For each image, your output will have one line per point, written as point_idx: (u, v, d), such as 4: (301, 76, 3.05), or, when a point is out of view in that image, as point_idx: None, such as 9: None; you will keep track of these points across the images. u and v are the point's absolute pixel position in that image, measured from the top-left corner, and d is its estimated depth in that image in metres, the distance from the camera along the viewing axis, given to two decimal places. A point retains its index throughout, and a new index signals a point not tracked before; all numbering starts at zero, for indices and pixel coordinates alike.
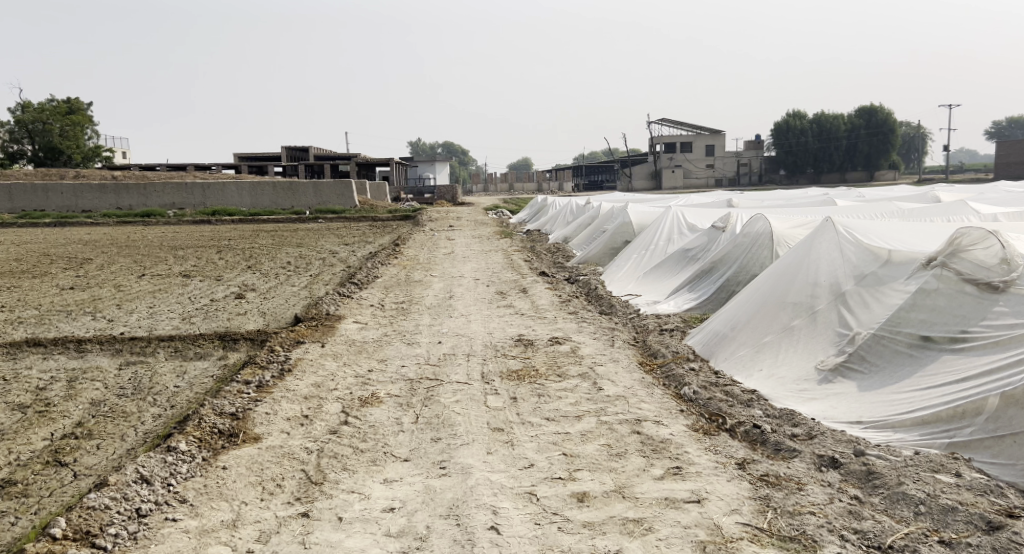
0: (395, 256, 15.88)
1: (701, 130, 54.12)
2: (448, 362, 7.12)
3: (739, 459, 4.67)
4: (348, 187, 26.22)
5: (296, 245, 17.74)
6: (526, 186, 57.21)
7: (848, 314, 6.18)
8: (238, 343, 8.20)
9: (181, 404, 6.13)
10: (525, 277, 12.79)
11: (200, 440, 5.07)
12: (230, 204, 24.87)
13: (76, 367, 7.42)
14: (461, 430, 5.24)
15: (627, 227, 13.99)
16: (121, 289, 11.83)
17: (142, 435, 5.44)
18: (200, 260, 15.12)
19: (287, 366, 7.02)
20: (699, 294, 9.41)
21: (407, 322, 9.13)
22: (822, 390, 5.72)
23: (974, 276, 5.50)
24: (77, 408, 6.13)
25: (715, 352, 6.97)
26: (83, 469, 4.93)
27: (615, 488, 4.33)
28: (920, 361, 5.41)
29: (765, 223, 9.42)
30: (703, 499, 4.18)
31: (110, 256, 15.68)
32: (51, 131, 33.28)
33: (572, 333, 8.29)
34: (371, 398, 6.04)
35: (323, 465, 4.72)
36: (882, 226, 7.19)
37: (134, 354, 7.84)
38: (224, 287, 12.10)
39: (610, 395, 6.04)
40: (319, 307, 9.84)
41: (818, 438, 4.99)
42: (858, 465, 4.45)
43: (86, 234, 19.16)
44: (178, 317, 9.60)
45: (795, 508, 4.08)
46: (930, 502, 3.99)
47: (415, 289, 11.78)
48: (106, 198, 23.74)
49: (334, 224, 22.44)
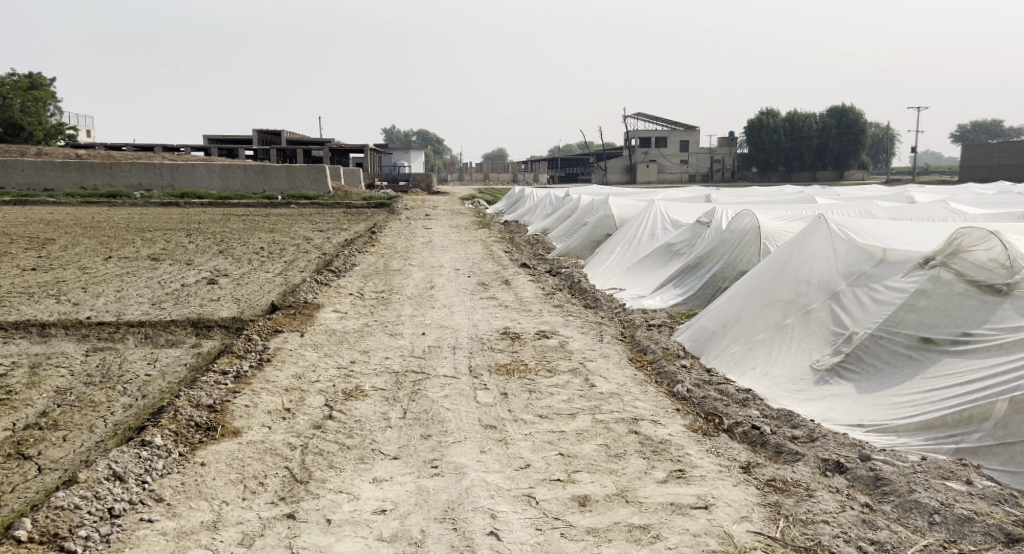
0: (372, 244, 15.58)
1: (676, 126, 54.34)
2: (433, 354, 6.90)
3: (743, 462, 4.51)
4: (322, 172, 25.83)
5: (268, 230, 17.36)
6: (501, 177, 57.05)
7: (844, 313, 6.04)
8: (212, 331, 7.91)
9: (153, 394, 5.83)
10: (506, 268, 12.59)
11: (176, 434, 4.79)
12: (200, 186, 24.33)
13: (39, 353, 7.08)
14: (451, 427, 5.03)
15: (609, 220, 13.82)
16: (87, 272, 11.43)
17: (112, 427, 5.16)
18: (169, 244, 14.70)
19: (265, 356, 6.75)
20: (686, 290, 9.26)
21: (387, 312, 8.87)
22: (820, 391, 5.58)
23: (976, 277, 5.35)
24: (42, 397, 5.82)
25: (706, 349, 6.81)
26: (49, 463, 4.65)
27: (617, 492, 4.14)
28: (921, 363, 5.27)
29: (752, 219, 9.28)
30: (711, 505, 4.02)
31: (74, 237, 15.20)
32: (11, 106, 32.29)
33: (559, 326, 8.11)
34: (356, 391, 5.80)
35: (307, 462, 4.48)
36: (875, 224, 7.05)
37: (102, 340, 7.52)
38: (194, 271, 11.75)
39: (603, 392, 5.85)
40: (296, 295, 9.55)
41: (820, 441, 4.83)
42: (865, 471, 4.31)
43: (49, 214, 18.58)
44: (146, 302, 9.26)
45: (808, 517, 3.93)
46: (945, 512, 3.87)
47: (394, 278, 11.52)
48: (70, 176, 23.06)
49: (307, 210, 22.03)
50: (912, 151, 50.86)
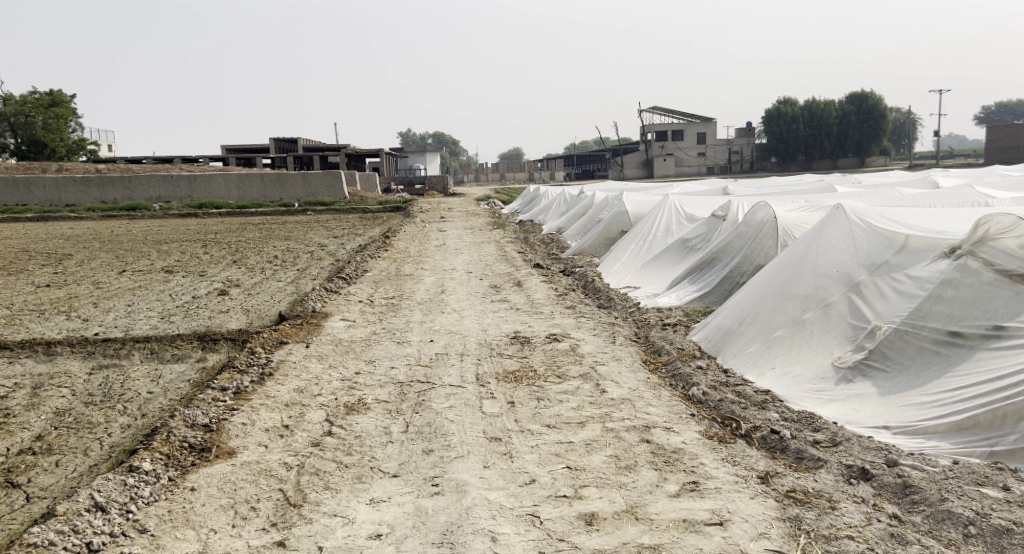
0: (385, 249, 15.42)
1: (692, 118, 53.88)
2: (440, 362, 6.69)
3: (762, 472, 4.25)
4: (337, 178, 25.64)
5: (283, 238, 17.24)
6: (517, 176, 56.90)
7: (865, 306, 5.74)
8: (218, 344, 7.75)
9: (152, 413, 5.66)
10: (519, 269, 12.36)
11: (168, 457, 4.62)
12: (218, 197, 24.28)
13: (43, 372, 6.94)
14: (455, 441, 4.81)
15: (623, 217, 13.54)
16: (100, 286, 11.34)
17: (107, 450, 4.99)
18: (184, 255, 14.62)
19: (268, 370, 6.56)
20: (702, 286, 8.98)
21: (396, 319, 8.68)
22: (842, 391, 5.31)
23: (1006, 267, 5.06)
24: (40, 419, 5.67)
25: (723, 348, 6.54)
26: (37, 491, 4.49)
27: (626, 508, 3.91)
28: (950, 360, 4.99)
29: (769, 211, 8.97)
30: (726, 521, 3.77)
31: (91, 251, 15.13)
32: (34, 123, 32.52)
33: (570, 329, 7.87)
34: (357, 404, 5.60)
35: (302, 484, 4.28)
36: (896, 211, 6.74)
37: (107, 357, 7.38)
38: (207, 283, 11.60)
39: (614, 399, 5.61)
40: (305, 304, 9.38)
41: (844, 445, 4.55)
42: (893, 477, 4.04)
43: (68, 229, 18.64)
44: (156, 316, 9.12)
45: (831, 532, 3.68)
46: (981, 523, 3.60)
47: (405, 283, 11.34)
48: (89, 191, 23.10)
49: (323, 217, 21.95)
50: (935, 133, 49.94)
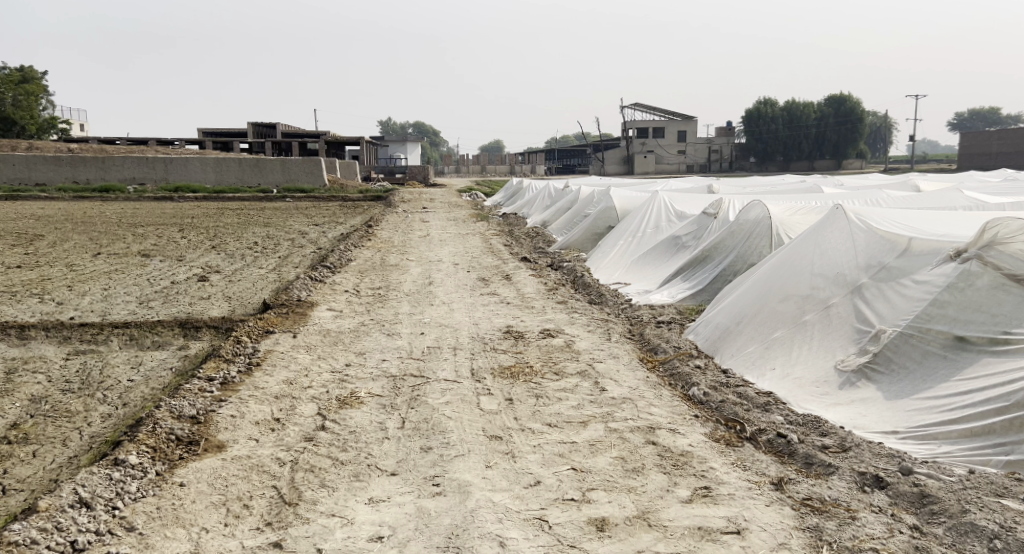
0: (368, 238, 15.17)
1: (673, 116, 53.99)
2: (432, 356, 6.51)
3: (774, 478, 4.15)
4: (317, 165, 25.27)
5: (263, 224, 16.90)
6: (499, 168, 56.53)
7: (868, 309, 5.62)
8: (200, 331, 7.50)
9: (134, 403, 5.43)
10: (507, 263, 12.19)
11: (154, 451, 4.42)
12: (194, 180, 23.80)
13: (16, 357, 6.67)
14: (454, 439, 4.64)
15: (611, 213, 13.40)
16: (74, 269, 11.00)
17: (87, 441, 4.77)
18: (160, 239, 14.26)
19: (255, 360, 6.35)
20: (695, 285, 8.85)
21: (384, 310, 8.48)
22: (846, 394, 5.20)
23: (1015, 272, 4.96)
24: (14, 406, 5.41)
25: (720, 348, 6.41)
26: (14, 483, 4.27)
27: (638, 514, 3.79)
28: (957, 364, 4.89)
29: (762, 209, 8.84)
30: (744, 530, 3.67)
31: (63, 233, 14.70)
32: (3, 100, 31.73)
33: (564, 325, 7.71)
34: (350, 398, 5.41)
35: (297, 481, 4.09)
36: (896, 212, 6.62)
37: (84, 343, 7.11)
38: (185, 268, 11.30)
39: (614, 398, 5.47)
40: (290, 293, 9.12)
41: (854, 451, 4.37)
42: (909, 487, 3.94)
43: (39, 209, 18.15)
44: (134, 301, 8.84)
45: (853, 544, 3.59)
46: (1007, 536, 3.50)
47: (391, 274, 11.12)
48: (61, 171, 22.53)
49: (302, 204, 21.60)
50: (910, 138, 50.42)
